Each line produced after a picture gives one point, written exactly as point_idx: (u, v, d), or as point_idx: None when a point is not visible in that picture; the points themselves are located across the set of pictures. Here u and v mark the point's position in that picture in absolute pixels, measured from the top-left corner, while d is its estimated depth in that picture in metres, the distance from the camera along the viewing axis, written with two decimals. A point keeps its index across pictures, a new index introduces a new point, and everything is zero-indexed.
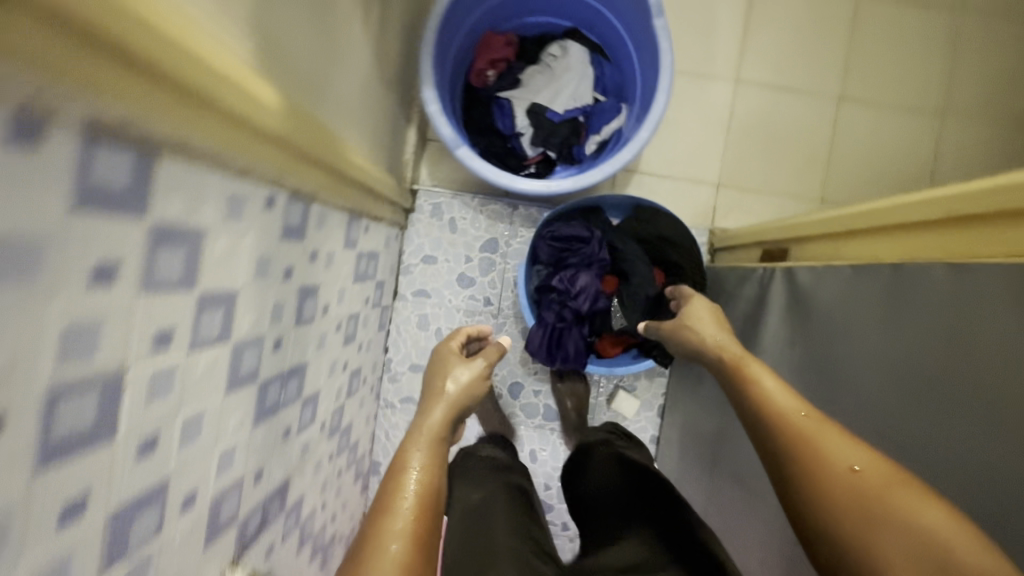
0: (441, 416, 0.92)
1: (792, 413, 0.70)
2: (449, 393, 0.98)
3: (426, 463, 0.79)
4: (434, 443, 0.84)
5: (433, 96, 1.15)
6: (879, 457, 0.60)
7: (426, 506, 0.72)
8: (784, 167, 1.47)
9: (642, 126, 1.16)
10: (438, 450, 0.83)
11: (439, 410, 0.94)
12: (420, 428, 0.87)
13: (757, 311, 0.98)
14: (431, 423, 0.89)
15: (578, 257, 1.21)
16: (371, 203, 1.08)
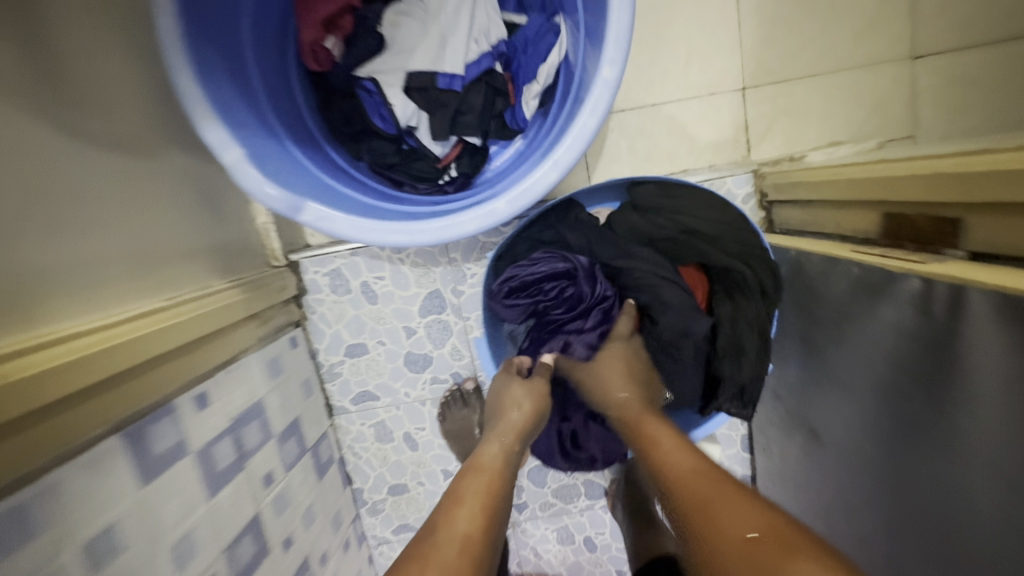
0: (500, 449, 0.66)
1: (684, 474, 0.52)
2: (517, 417, 0.71)
3: (476, 511, 0.55)
4: (493, 487, 0.59)
5: (225, 136, 0.63)
6: (783, 523, 0.44)
7: (471, 564, 0.49)
8: (837, 26, 0.91)
9: (603, 59, 0.63)
10: (496, 497, 0.58)
11: (498, 438, 0.68)
12: (472, 466, 0.62)
13: (924, 363, 0.50)
14: (486, 459, 0.64)
15: (565, 312, 0.74)
16: (185, 369, 0.62)
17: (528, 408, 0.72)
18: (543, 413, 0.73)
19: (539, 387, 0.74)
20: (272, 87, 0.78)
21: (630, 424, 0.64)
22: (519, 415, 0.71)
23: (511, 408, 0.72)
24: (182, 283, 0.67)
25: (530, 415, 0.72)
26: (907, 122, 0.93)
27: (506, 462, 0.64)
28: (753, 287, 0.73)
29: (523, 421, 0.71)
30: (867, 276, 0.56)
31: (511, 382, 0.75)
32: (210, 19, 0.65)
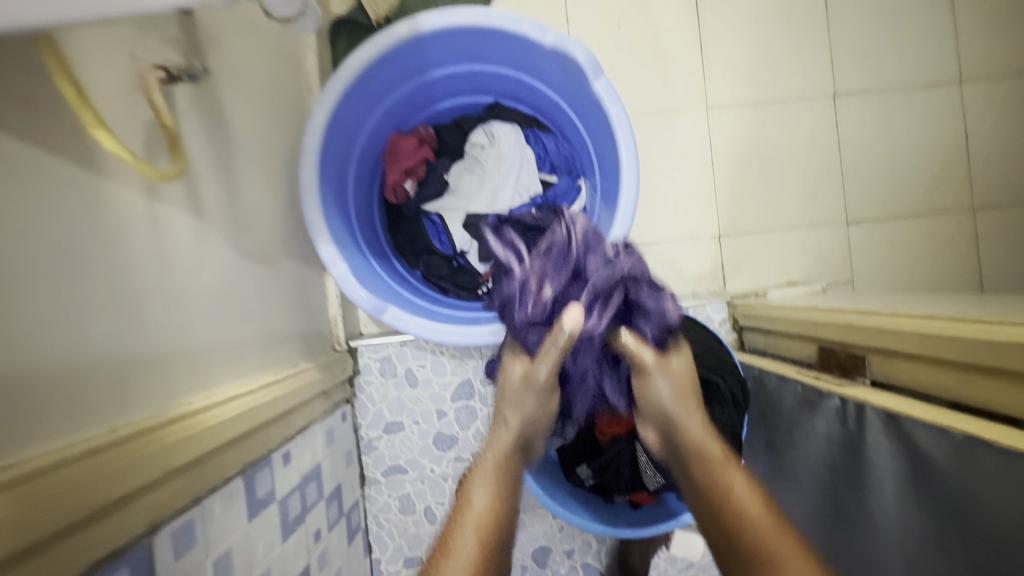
0: (486, 485, 0.76)
1: (765, 522, 0.66)
2: (496, 446, 0.80)
3: (489, 497, 0.75)
4: (489, 527, 0.72)
5: (335, 254, 0.86)
6: None
7: (493, 555, 0.70)
8: (790, 195, 1.20)
9: (616, 221, 0.88)
10: (489, 541, 0.70)
11: (485, 478, 0.77)
12: (463, 518, 0.72)
13: (848, 460, 0.68)
14: (473, 504, 0.74)
15: (559, 243, 0.80)
16: (281, 432, 0.79)
17: (516, 425, 0.80)
18: (535, 417, 0.80)
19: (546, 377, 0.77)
20: (363, 214, 1.03)
21: (714, 462, 0.74)
22: (507, 438, 0.79)
23: (515, 414, 0.79)
24: (283, 362, 0.85)
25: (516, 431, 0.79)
26: (848, 270, 1.19)
27: (501, 484, 0.76)
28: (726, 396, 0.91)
29: (506, 443, 0.79)
30: (809, 392, 0.76)
31: (507, 396, 0.80)
32: (329, 170, 0.90)
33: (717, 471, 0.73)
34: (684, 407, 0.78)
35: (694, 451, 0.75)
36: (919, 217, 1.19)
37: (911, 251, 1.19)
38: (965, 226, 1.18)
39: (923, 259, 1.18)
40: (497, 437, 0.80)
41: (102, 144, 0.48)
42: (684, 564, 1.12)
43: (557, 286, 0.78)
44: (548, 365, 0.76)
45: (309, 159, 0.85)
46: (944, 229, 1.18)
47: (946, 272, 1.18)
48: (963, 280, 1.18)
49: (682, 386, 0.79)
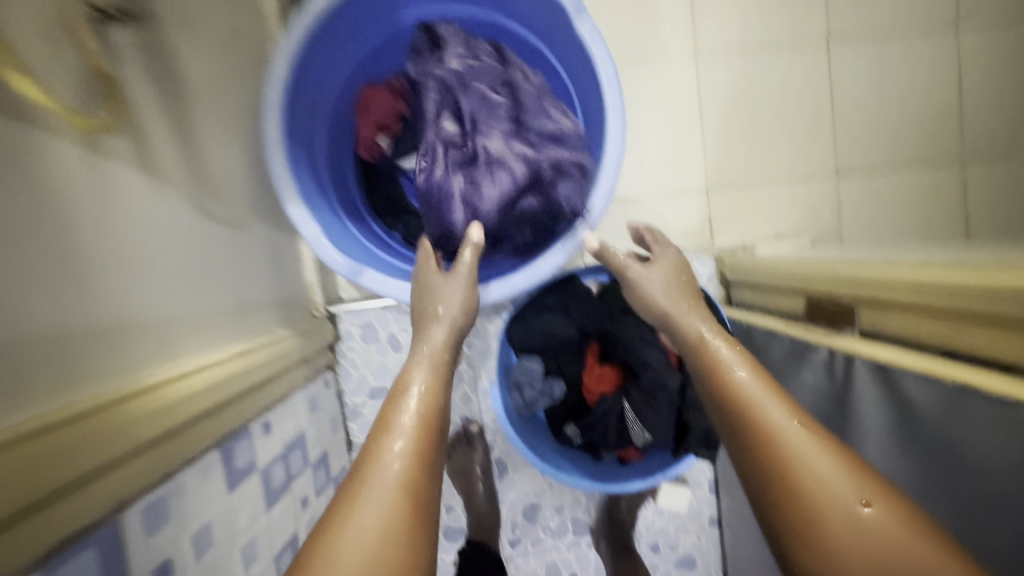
0: (428, 372, 0.70)
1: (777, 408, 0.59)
2: (434, 338, 0.75)
3: (427, 389, 0.67)
4: (424, 408, 0.65)
5: (305, 215, 0.82)
6: (878, 487, 0.52)
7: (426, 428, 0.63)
8: (780, 146, 1.16)
9: (600, 173, 0.84)
10: (427, 426, 0.63)
11: (427, 360, 0.72)
12: (402, 394, 0.66)
13: (834, 411, 0.68)
14: (411, 381, 0.68)
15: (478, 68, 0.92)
16: (259, 401, 0.76)
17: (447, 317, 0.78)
18: (466, 310, 0.79)
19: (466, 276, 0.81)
20: (335, 172, 0.97)
21: (705, 347, 0.70)
22: (441, 329, 0.76)
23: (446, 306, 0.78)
24: (258, 329, 0.82)
25: (452, 315, 0.78)
26: (836, 223, 1.17)
27: (439, 388, 0.69)
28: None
29: (443, 338, 0.76)
30: (796, 345, 0.75)
31: (434, 281, 0.80)
32: (296, 124, 0.84)
33: (714, 355, 0.68)
34: (669, 298, 0.78)
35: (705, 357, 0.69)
36: (909, 167, 1.17)
37: (900, 202, 1.17)
38: (954, 175, 1.16)
39: (911, 210, 1.17)
40: (431, 330, 0.76)
41: (29, 95, 0.43)
42: (670, 515, 1.15)
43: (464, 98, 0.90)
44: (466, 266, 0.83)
45: (272, 112, 0.79)
46: (933, 179, 1.17)
47: (933, 223, 1.17)
48: (950, 231, 1.17)
49: (675, 285, 0.80)
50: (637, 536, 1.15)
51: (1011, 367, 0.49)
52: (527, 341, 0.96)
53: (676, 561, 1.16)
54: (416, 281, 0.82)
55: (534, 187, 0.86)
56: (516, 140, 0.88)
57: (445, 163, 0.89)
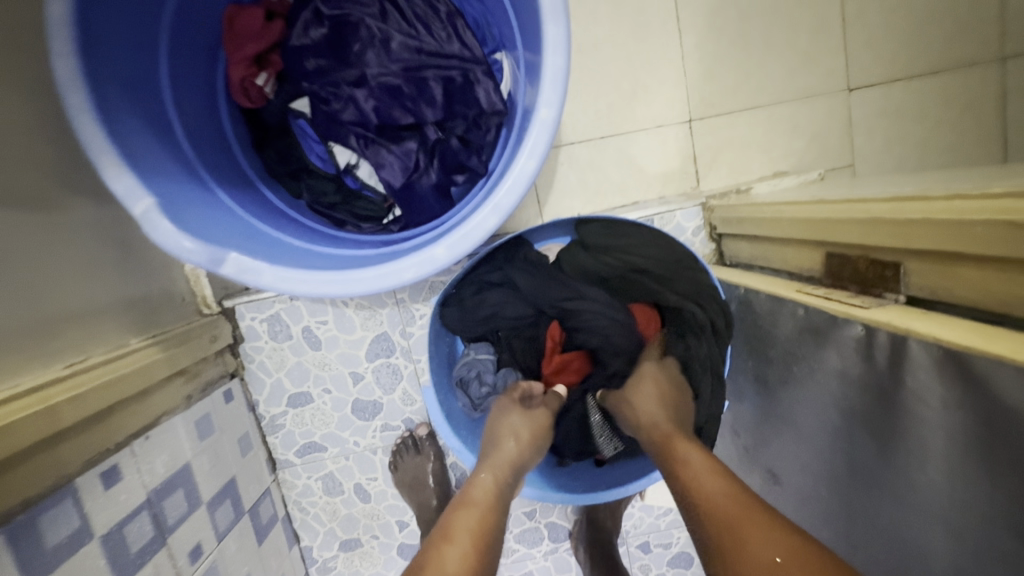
0: (493, 479, 0.62)
1: (715, 496, 0.51)
2: (506, 452, 0.66)
3: (484, 509, 0.58)
4: (486, 524, 0.56)
5: (135, 185, 0.58)
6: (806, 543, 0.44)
7: (478, 551, 0.52)
8: (777, 59, 0.93)
9: (540, 99, 0.61)
10: (484, 554, 0.53)
11: (494, 467, 0.63)
12: (462, 500, 0.59)
13: (871, 409, 0.49)
14: (477, 492, 0.60)
15: None
16: (91, 446, 0.56)
17: (520, 437, 0.68)
18: (538, 444, 0.70)
19: (541, 420, 0.71)
20: (197, 125, 0.73)
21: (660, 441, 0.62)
22: (513, 447, 0.67)
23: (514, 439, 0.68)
24: (89, 347, 0.61)
25: (525, 447, 0.67)
26: (847, 151, 0.96)
27: (501, 502, 0.60)
28: (703, 326, 0.72)
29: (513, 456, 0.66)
30: (812, 319, 0.55)
31: (509, 411, 0.71)
32: (110, 55, 0.60)
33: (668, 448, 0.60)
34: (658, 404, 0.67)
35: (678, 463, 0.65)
36: (936, 74, 0.94)
37: (925, 120, 0.95)
38: (992, 81, 0.94)
39: (937, 129, 0.96)
40: (497, 446, 0.67)
41: None
42: (661, 511, 0.98)
43: (367, 0, 0.73)
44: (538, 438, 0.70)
45: (61, 38, 0.54)
46: (964, 88, 0.95)
47: (964, 143, 0.96)
48: (985, 152, 0.96)
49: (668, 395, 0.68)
50: (624, 537, 0.99)
51: None
52: (471, 330, 0.77)
53: (670, 560, 1.01)
54: (491, 418, 0.72)
55: (456, 110, 0.74)
56: (411, 42, 0.72)
57: (348, 103, 0.74)
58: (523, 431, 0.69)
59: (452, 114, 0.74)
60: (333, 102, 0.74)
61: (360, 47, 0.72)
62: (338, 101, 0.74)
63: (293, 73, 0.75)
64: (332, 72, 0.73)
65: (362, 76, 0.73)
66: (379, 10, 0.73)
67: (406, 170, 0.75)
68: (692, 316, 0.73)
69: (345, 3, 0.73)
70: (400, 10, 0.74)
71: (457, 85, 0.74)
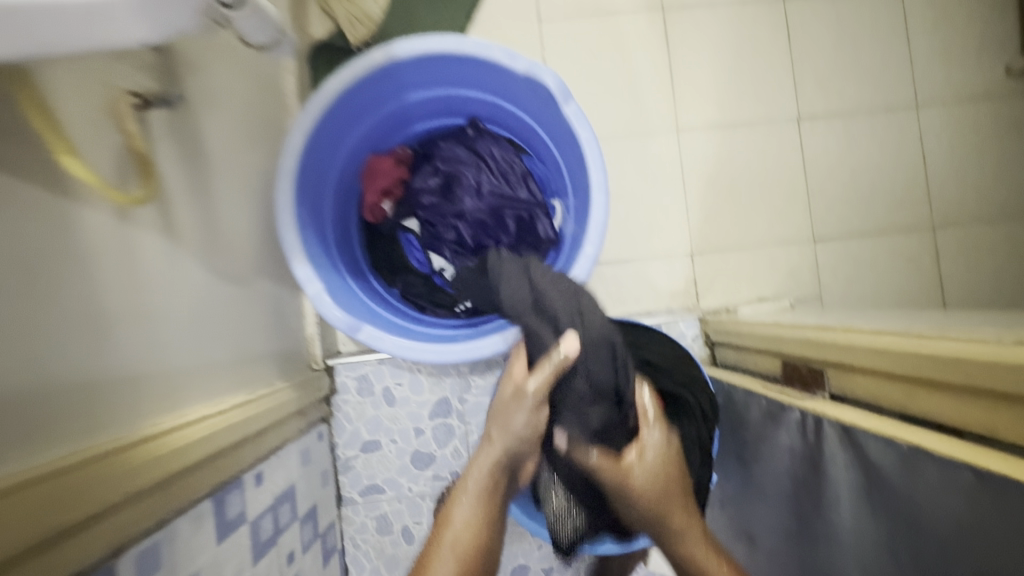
0: (472, 498, 0.78)
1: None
2: (488, 467, 0.80)
3: (461, 535, 0.75)
4: (465, 551, 0.73)
5: (310, 273, 0.87)
6: None
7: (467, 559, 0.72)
8: (759, 214, 1.24)
9: (586, 240, 0.90)
10: (474, 533, 0.75)
11: (473, 488, 0.78)
12: (443, 528, 0.76)
13: (808, 472, 0.70)
14: (454, 518, 0.77)
15: (496, 145, 1.06)
16: (254, 452, 0.79)
17: (500, 442, 0.80)
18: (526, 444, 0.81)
19: (531, 398, 0.78)
20: (340, 233, 1.04)
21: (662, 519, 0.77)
22: (493, 456, 0.80)
23: (501, 432, 0.81)
24: (254, 382, 0.86)
25: (504, 439, 0.80)
26: (816, 286, 1.23)
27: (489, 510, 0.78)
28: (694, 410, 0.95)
29: (493, 468, 0.80)
30: (772, 406, 0.78)
31: (506, 405, 0.81)
32: (306, 190, 0.92)
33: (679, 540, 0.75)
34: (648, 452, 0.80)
35: (659, 514, 0.77)
36: (883, 234, 1.24)
37: (877, 268, 1.23)
38: (926, 243, 1.23)
39: (887, 275, 1.23)
40: (480, 455, 0.81)
41: (73, 171, 0.50)
42: None
43: (467, 159, 1.06)
44: (535, 400, 0.78)
45: (284, 181, 0.86)
46: (906, 246, 1.23)
47: (909, 287, 1.23)
48: (926, 295, 1.22)
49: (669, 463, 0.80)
50: None
51: (962, 432, 0.53)
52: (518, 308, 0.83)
53: None
54: (498, 400, 0.84)
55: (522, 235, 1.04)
56: (497, 191, 1.04)
57: (449, 229, 1.05)
58: (516, 413, 0.79)
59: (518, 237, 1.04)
60: (439, 227, 1.06)
61: (461, 193, 1.05)
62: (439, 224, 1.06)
63: (412, 206, 1.08)
64: (440, 207, 1.06)
65: (460, 212, 1.04)
66: (476, 166, 1.05)
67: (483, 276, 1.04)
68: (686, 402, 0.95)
69: (453, 161, 1.06)
70: (490, 166, 1.05)
71: (526, 221, 1.04)
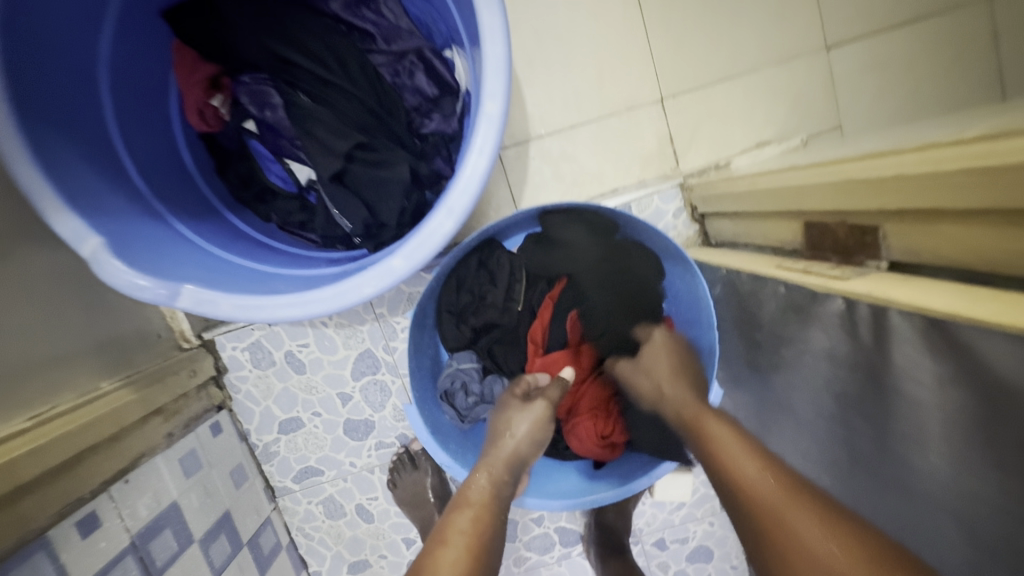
0: (490, 483, 0.63)
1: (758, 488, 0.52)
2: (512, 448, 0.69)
3: (479, 513, 0.59)
4: (483, 522, 0.59)
5: (81, 226, 0.57)
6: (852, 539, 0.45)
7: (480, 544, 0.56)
8: (746, 25, 0.88)
9: (484, 93, 0.58)
10: (484, 540, 0.57)
11: (490, 467, 0.65)
12: (460, 497, 0.61)
13: (868, 390, 0.45)
14: (472, 492, 0.62)
15: None
16: (60, 495, 0.55)
17: (525, 430, 0.71)
18: (537, 438, 0.71)
19: (540, 411, 0.72)
20: (151, 160, 0.72)
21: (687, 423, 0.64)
22: (512, 445, 0.69)
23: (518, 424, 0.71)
24: (58, 396, 0.60)
25: (524, 441, 0.70)
26: (833, 112, 0.91)
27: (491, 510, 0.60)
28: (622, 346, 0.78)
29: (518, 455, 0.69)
30: (796, 297, 0.52)
31: (509, 406, 0.74)
32: (46, 99, 0.58)
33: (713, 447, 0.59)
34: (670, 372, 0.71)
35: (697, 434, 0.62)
36: (921, 19, 0.89)
37: (912, 72, 0.90)
38: (982, 21, 0.89)
39: (925, 78, 0.90)
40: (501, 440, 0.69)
41: None
42: (674, 505, 0.94)
43: (297, 12, 0.71)
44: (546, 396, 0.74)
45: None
46: (953, 31, 0.89)
47: (955, 89, 0.91)
48: (984, 95, 0.90)
49: (681, 370, 0.70)
50: (638, 535, 0.95)
51: None
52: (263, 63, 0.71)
53: (689, 555, 0.97)
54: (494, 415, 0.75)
55: (405, 114, 0.74)
56: (349, 53, 0.71)
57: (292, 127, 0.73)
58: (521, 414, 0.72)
59: (399, 113, 0.74)
60: (283, 130, 0.74)
61: (298, 70, 0.71)
62: (283, 122, 0.73)
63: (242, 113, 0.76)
64: (275, 101, 0.73)
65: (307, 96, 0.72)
66: (310, 19, 0.71)
67: (366, 189, 0.72)
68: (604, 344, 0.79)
69: (272, 17, 0.70)
70: (332, 18, 0.72)
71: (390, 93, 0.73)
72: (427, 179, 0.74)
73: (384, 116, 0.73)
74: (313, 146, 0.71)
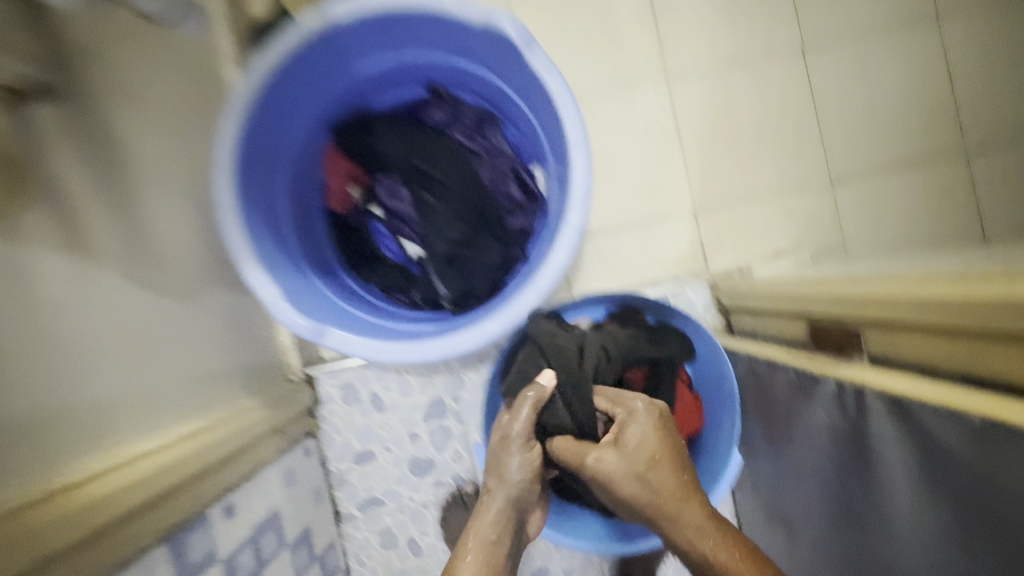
0: (476, 556, 0.78)
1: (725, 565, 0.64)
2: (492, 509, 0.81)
3: None
4: None
5: (264, 278, 0.77)
6: None
7: None
8: (766, 161, 1.11)
9: (569, 207, 0.79)
10: None
11: (477, 536, 0.80)
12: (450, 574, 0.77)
13: (853, 452, 0.59)
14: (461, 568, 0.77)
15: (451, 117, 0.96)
16: (220, 481, 0.70)
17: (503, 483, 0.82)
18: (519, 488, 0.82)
19: (512, 455, 0.81)
20: (302, 230, 0.94)
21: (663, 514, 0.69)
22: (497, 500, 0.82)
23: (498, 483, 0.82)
24: (219, 405, 0.77)
25: (503, 494, 0.81)
26: (837, 235, 1.10)
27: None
28: (583, 428, 0.83)
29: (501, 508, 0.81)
30: (802, 379, 0.68)
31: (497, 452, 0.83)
32: (251, 185, 0.81)
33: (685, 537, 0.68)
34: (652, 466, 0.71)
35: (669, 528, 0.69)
36: (909, 168, 1.10)
37: (903, 208, 1.10)
38: (959, 174, 1.10)
39: (915, 214, 1.10)
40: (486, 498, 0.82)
41: None
42: None
43: (426, 133, 0.95)
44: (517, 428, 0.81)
45: (223, 174, 0.76)
46: (936, 180, 1.10)
47: (941, 225, 1.10)
48: (965, 232, 1.09)
49: (646, 458, 0.72)
50: None
51: None
52: (397, 167, 0.94)
53: None
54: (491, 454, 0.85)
55: (498, 210, 0.94)
56: (462, 164, 0.94)
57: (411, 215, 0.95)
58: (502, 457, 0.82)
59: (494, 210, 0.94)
60: (403, 216, 0.96)
61: (422, 173, 0.94)
62: (404, 210, 0.95)
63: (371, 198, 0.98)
64: (400, 195, 0.95)
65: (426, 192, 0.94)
66: (435, 139, 0.95)
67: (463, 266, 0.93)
68: (557, 415, 0.84)
69: (409, 136, 0.94)
70: (451, 138, 0.96)
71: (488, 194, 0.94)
72: (510, 261, 0.94)
73: (483, 211, 0.94)
74: (428, 233, 0.93)
